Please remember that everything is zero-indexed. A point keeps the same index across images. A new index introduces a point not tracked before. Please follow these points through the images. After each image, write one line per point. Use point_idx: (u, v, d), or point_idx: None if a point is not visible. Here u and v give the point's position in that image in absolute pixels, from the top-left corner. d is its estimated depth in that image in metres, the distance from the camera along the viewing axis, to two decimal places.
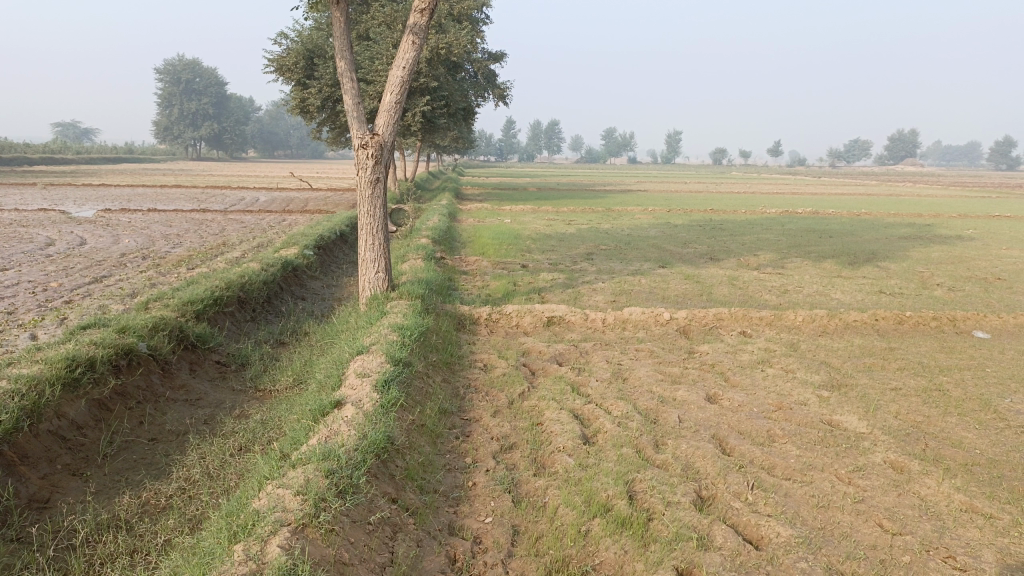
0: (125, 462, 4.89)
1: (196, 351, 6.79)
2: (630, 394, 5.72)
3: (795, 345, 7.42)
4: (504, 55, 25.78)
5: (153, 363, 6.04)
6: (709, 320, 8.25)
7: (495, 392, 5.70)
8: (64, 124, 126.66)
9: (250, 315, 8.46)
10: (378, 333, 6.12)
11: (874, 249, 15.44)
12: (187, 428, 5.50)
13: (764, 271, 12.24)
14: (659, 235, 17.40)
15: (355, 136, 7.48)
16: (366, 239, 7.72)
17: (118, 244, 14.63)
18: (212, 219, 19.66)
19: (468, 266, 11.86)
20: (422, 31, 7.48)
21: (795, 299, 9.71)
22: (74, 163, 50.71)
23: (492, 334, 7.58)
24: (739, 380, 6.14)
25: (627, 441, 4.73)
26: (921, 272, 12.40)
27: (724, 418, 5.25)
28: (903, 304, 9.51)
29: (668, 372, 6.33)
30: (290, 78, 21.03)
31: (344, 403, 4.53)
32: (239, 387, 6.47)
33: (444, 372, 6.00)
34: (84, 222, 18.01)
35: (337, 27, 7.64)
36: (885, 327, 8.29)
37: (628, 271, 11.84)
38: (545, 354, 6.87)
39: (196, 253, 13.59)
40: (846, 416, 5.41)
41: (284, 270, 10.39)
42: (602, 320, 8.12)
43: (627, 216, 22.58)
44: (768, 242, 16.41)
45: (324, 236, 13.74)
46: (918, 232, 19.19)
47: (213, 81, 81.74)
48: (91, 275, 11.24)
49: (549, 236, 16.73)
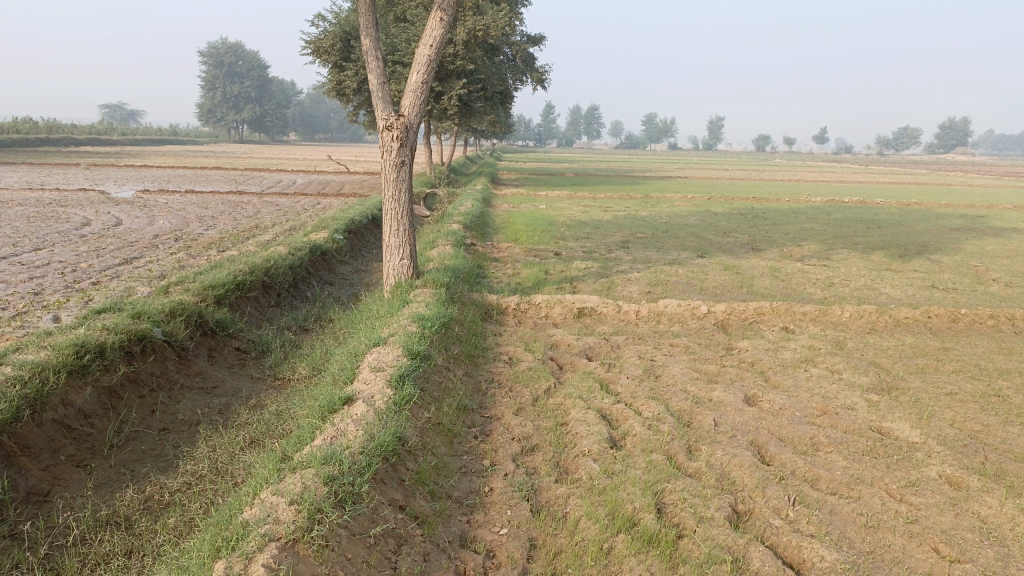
0: (132, 454, 4.71)
1: (215, 338, 6.61)
2: (663, 394, 5.38)
3: (841, 342, 6.99)
4: (543, 38, 25.33)
5: (168, 349, 5.86)
6: (749, 315, 7.85)
7: (519, 389, 5.40)
8: (111, 106, 129.21)
9: (274, 300, 8.27)
10: (398, 324, 5.85)
11: (925, 241, 14.78)
12: (200, 418, 5.31)
13: (808, 263, 11.74)
14: (698, 223, 16.92)
15: (379, 118, 7.21)
16: (390, 225, 7.46)
17: (152, 226, 14.61)
18: (248, 201, 19.66)
19: (499, 253, 11.58)
20: (450, 7, 7.16)
21: (841, 293, 9.24)
22: (118, 144, 51.51)
23: (520, 326, 7.28)
24: (780, 381, 5.76)
25: (658, 447, 4.40)
26: (975, 266, 11.77)
27: (763, 423, 4.89)
28: (957, 300, 8.98)
29: (704, 370, 5.96)
30: (326, 60, 20.88)
31: (354, 400, 4.28)
32: (258, 375, 6.27)
33: (466, 366, 5.72)
34: (122, 203, 18.10)
35: (362, 3, 7.33)
36: (937, 325, 7.80)
37: (664, 261, 11.43)
38: (573, 348, 6.55)
39: (227, 235, 13.50)
40: (897, 424, 5.00)
41: (312, 254, 10.20)
42: (635, 313, 7.77)
43: (665, 203, 22.05)
44: (812, 232, 15.79)
45: (355, 219, 13.56)
46: (971, 224, 18.38)
47: (256, 65, 82.45)
48: (122, 256, 11.18)
49: (584, 223, 16.33)
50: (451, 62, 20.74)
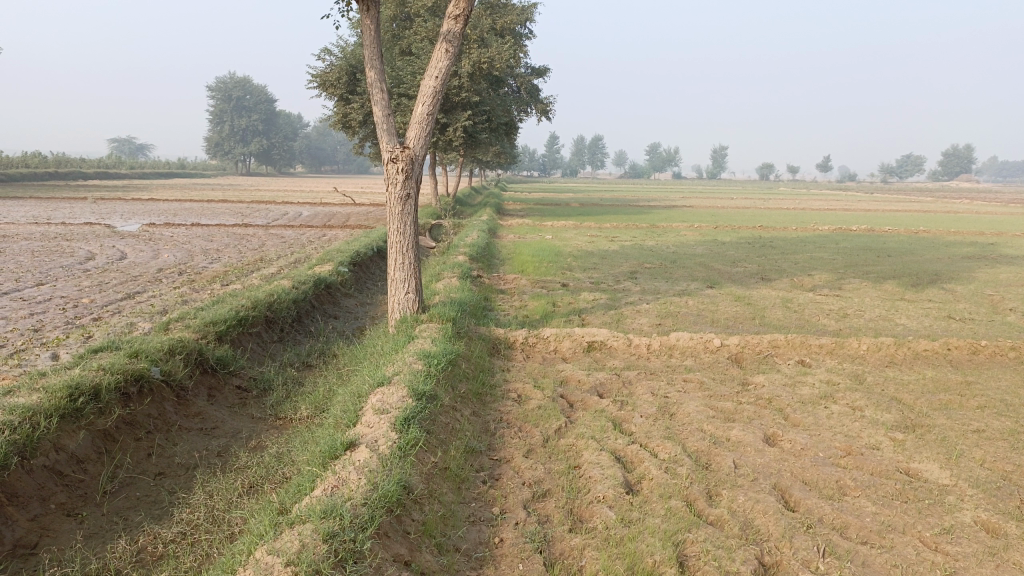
0: (126, 501, 4.52)
1: (215, 376, 6.43)
2: (679, 433, 5.17)
3: (860, 377, 6.77)
4: (547, 70, 25.45)
5: (166, 389, 5.68)
6: (764, 348, 7.64)
7: (529, 429, 5.19)
8: (120, 140, 130.49)
9: (277, 335, 8.11)
10: (403, 361, 5.67)
11: (936, 269, 14.57)
12: (198, 461, 5.12)
13: (820, 293, 11.55)
14: (706, 253, 16.77)
15: (384, 150, 7.10)
16: (395, 259, 7.32)
17: (156, 259, 14.51)
18: (253, 233, 19.61)
19: (506, 285, 11.43)
20: (456, 38, 7.08)
21: (856, 324, 9.03)
22: (125, 178, 51.79)
23: (528, 361, 7.09)
24: (800, 419, 5.54)
25: (677, 492, 4.18)
26: (991, 295, 11.56)
27: (785, 465, 4.66)
28: (976, 331, 8.76)
29: (720, 407, 5.74)
30: (332, 93, 20.94)
31: (357, 444, 4.08)
32: (259, 414, 6.08)
33: (474, 405, 5.53)
34: (127, 237, 18.04)
35: (368, 35, 7.25)
36: (958, 358, 7.58)
37: (673, 292, 11.26)
38: (584, 385, 6.35)
39: (232, 268, 13.38)
40: (926, 465, 4.78)
41: (316, 287, 10.05)
42: (646, 346, 7.57)
43: (672, 233, 21.95)
44: (822, 261, 15.61)
45: (360, 251, 13.44)
46: (982, 252, 18.18)
47: (263, 98, 83.33)
48: (124, 290, 11.04)
49: (591, 253, 16.18)
50: (456, 94, 20.78)
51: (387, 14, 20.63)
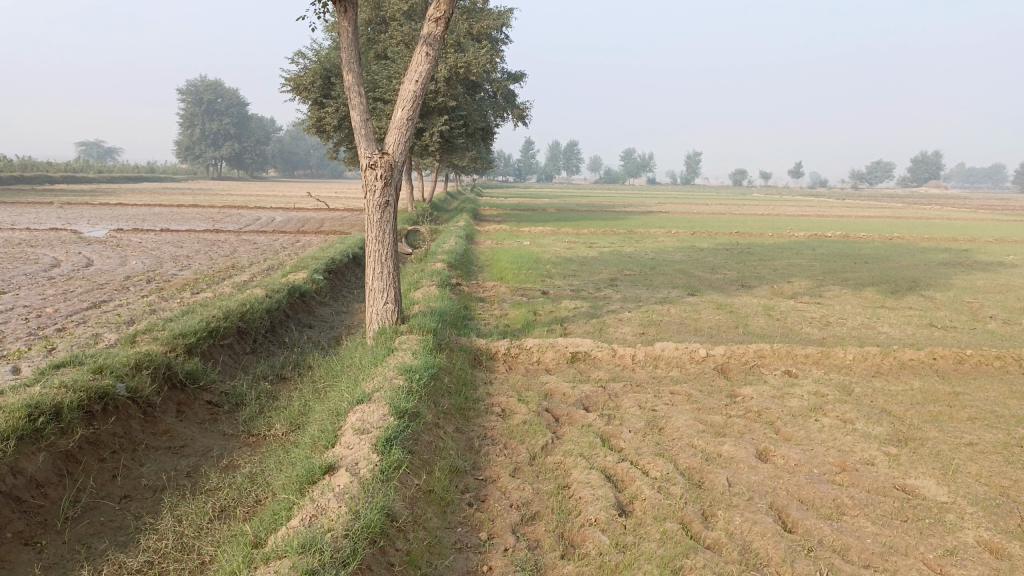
0: (89, 527, 4.25)
1: (185, 391, 6.16)
2: (670, 449, 5.00)
3: (848, 388, 6.66)
4: (523, 75, 25.34)
5: (132, 407, 5.41)
6: (750, 358, 7.52)
7: (514, 446, 5.00)
8: (88, 144, 128.38)
9: (250, 347, 7.83)
10: (383, 376, 5.44)
11: (914, 276, 14.63)
12: (165, 482, 4.86)
13: (801, 300, 11.51)
14: (685, 259, 16.73)
15: (363, 156, 6.87)
16: (374, 268, 7.08)
17: (124, 267, 14.10)
18: (225, 239, 19.21)
19: (485, 293, 11.25)
20: (436, 41, 6.88)
21: (840, 333, 8.97)
22: (93, 182, 50.78)
23: (511, 372, 6.90)
24: (791, 433, 5.41)
25: (671, 513, 4.02)
26: (969, 302, 11.60)
27: (781, 483, 4.52)
28: (959, 339, 8.73)
29: (710, 421, 5.59)
30: (306, 97, 20.62)
31: (336, 467, 3.86)
32: (230, 431, 5.82)
33: (457, 421, 5.32)
34: (95, 243, 17.56)
35: (345, 38, 7.02)
36: (944, 367, 7.52)
37: (655, 300, 11.14)
38: (569, 398, 6.17)
39: (203, 276, 13.04)
40: (922, 481, 4.66)
41: (291, 296, 9.78)
42: (631, 357, 7.40)
43: (649, 239, 21.92)
44: (800, 268, 15.63)
45: (336, 258, 13.17)
46: (956, 258, 18.34)
47: (236, 102, 82.42)
48: (90, 300, 10.68)
49: (570, 260, 16.04)
50: (432, 98, 20.57)
51: (362, 18, 20.39)
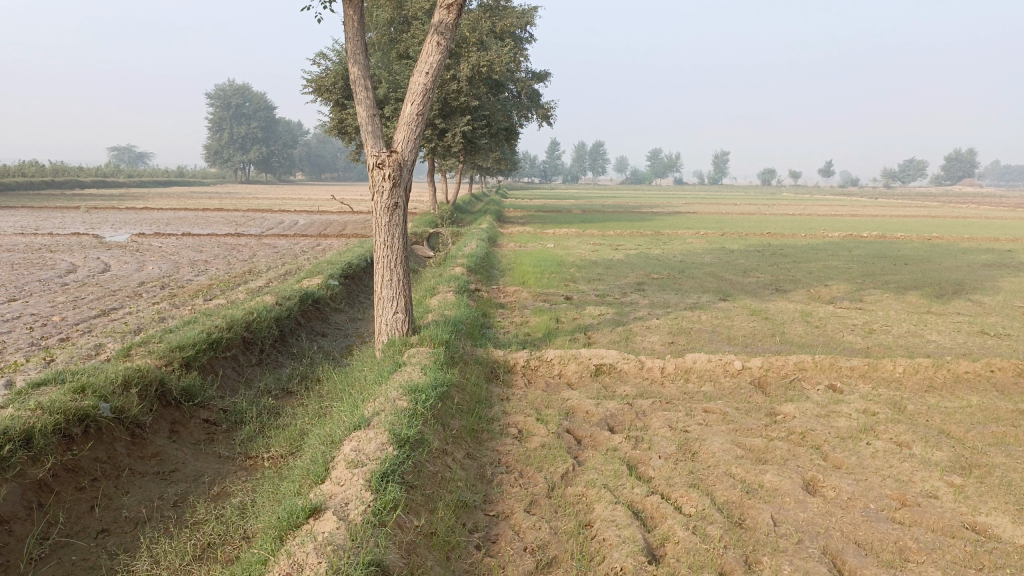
0: (58, 567, 3.81)
1: (180, 409, 5.74)
2: (706, 479, 4.46)
3: (900, 406, 6.08)
4: (548, 75, 24.86)
5: (118, 428, 5.00)
6: (789, 371, 6.95)
7: (531, 474, 4.50)
8: (120, 149, 130.09)
9: (256, 358, 7.41)
10: (386, 397, 4.95)
11: (959, 279, 13.90)
12: (148, 514, 4.43)
13: (840, 305, 10.89)
14: (715, 261, 16.14)
15: (369, 155, 6.43)
16: (382, 275, 6.62)
17: (140, 272, 13.81)
18: (246, 243, 18.94)
19: (506, 298, 10.78)
20: (448, 30, 6.39)
21: (885, 342, 8.37)
22: (122, 186, 50.97)
23: (530, 387, 6.40)
24: (842, 459, 4.85)
25: (708, 561, 3.49)
26: (1020, 307, 10.90)
27: (833, 522, 3.97)
28: (1016, 349, 8.07)
29: (749, 445, 5.04)
30: (328, 99, 20.31)
31: (322, 508, 3.41)
32: (226, 453, 5.39)
33: (468, 446, 4.84)
34: (114, 248, 17.35)
35: (350, 29, 6.55)
36: (1002, 381, 6.89)
37: (685, 305, 10.59)
38: (593, 417, 5.66)
39: (218, 282, 12.70)
40: (995, 519, 4.07)
41: (303, 303, 9.36)
42: (660, 369, 6.87)
43: (677, 240, 21.33)
44: (837, 270, 14.95)
45: (353, 262, 12.76)
46: (1000, 259, 17.55)
47: (263, 106, 82.90)
48: (99, 307, 10.35)
49: (595, 262, 15.51)
50: (454, 98, 20.15)
51: (384, 18, 20.04)
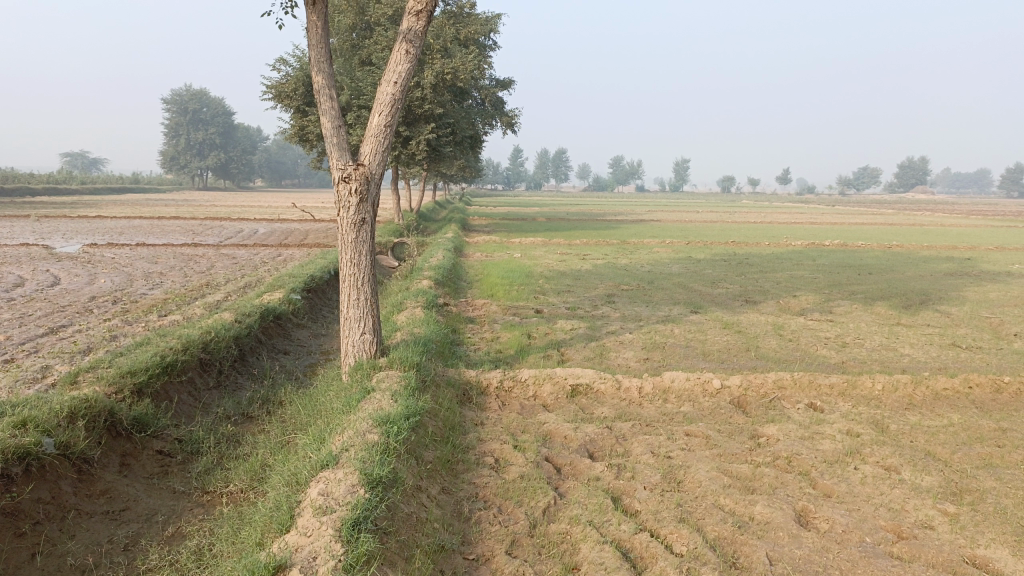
0: None
1: (131, 440, 5.37)
2: (694, 512, 4.25)
3: (883, 426, 5.94)
4: (512, 82, 24.71)
5: (63, 465, 4.61)
6: (768, 389, 6.79)
7: (510, 510, 4.24)
8: (73, 155, 127.10)
9: (214, 381, 7.03)
10: (355, 429, 4.65)
11: (924, 288, 14.01)
12: (96, 561, 4.07)
13: (811, 317, 10.82)
14: (683, 271, 16.09)
15: (334, 168, 6.12)
16: (348, 294, 6.31)
17: (91, 286, 13.25)
18: (203, 254, 18.40)
19: (475, 312, 10.52)
20: (417, 38, 6.13)
21: (861, 356, 8.28)
22: (75, 194, 49.56)
23: (504, 411, 6.14)
24: (831, 487, 4.68)
25: None
26: (987, 318, 10.97)
27: (831, 560, 3.78)
28: (989, 363, 8.04)
29: (735, 472, 4.85)
30: (289, 105, 19.86)
31: (288, 564, 3.13)
32: (181, 488, 5.04)
33: (443, 479, 4.56)
34: (64, 259, 16.67)
35: (313, 36, 6.24)
36: (981, 398, 6.82)
37: (657, 318, 10.44)
38: (572, 442, 5.42)
39: (173, 295, 12.22)
40: (994, 551, 3.92)
41: (264, 319, 8.98)
42: (638, 390, 6.65)
43: (643, 249, 21.30)
44: (804, 280, 14.97)
45: (316, 274, 12.38)
46: (961, 267, 17.81)
47: (221, 111, 81.52)
48: (46, 324, 9.85)
49: (563, 273, 15.34)
50: (418, 105, 19.86)
51: (346, 24, 19.68)
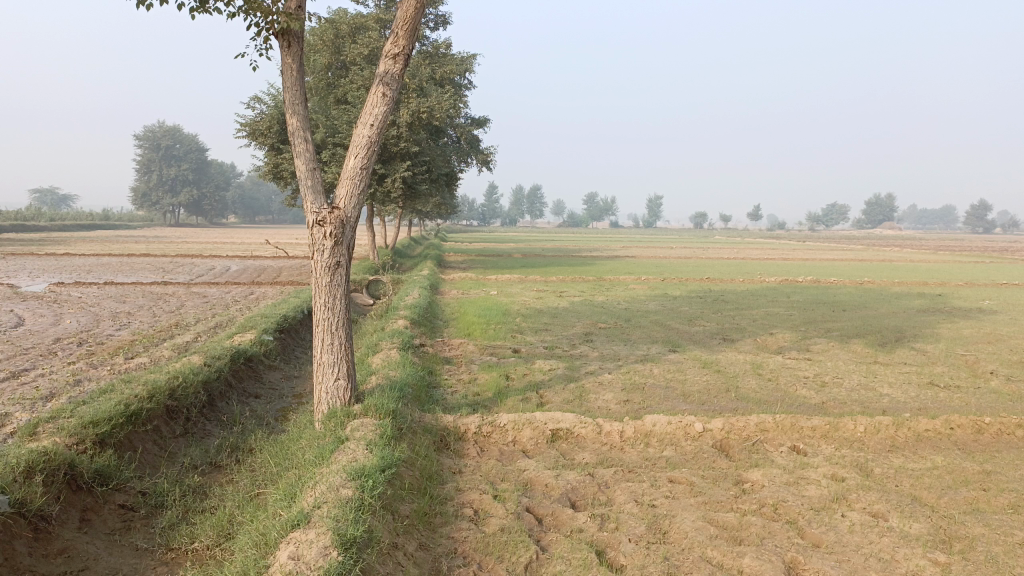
0: None
1: (92, 495, 5.11)
2: (681, 567, 4.11)
3: (867, 470, 5.86)
4: (487, 120, 24.83)
5: (19, 524, 4.36)
6: (751, 432, 6.69)
7: (490, 567, 4.06)
8: (43, 191, 125.57)
9: (181, 429, 6.78)
10: (328, 484, 4.47)
11: (898, 325, 14.11)
12: None
13: (789, 355, 10.81)
14: (659, 309, 16.09)
15: (309, 211, 6.00)
16: (322, 339, 6.15)
17: (57, 327, 12.90)
18: (174, 293, 18.07)
19: (452, 353, 10.36)
20: (394, 80, 6.07)
21: (840, 396, 8.24)
22: (43, 230, 48.79)
23: (483, 458, 5.98)
24: (820, 536, 4.57)
25: None
26: (962, 355, 11.03)
27: None
28: (968, 402, 8.03)
29: (721, 522, 4.72)
30: (263, 143, 19.76)
31: None
32: (144, 545, 4.79)
33: (420, 534, 4.38)
34: (29, 299, 16.28)
35: (287, 78, 6.15)
36: (962, 439, 6.77)
37: (635, 357, 10.35)
38: (553, 491, 5.27)
39: (142, 336, 11.93)
40: None
41: (234, 362, 8.74)
42: (619, 434, 6.52)
43: (619, 286, 21.33)
44: (779, 318, 15.02)
45: (289, 314, 12.17)
46: (933, 304, 18.01)
47: (195, 148, 81.16)
48: (7, 367, 9.52)
49: (540, 311, 15.25)
50: (394, 143, 19.85)
51: (322, 63, 19.70)
